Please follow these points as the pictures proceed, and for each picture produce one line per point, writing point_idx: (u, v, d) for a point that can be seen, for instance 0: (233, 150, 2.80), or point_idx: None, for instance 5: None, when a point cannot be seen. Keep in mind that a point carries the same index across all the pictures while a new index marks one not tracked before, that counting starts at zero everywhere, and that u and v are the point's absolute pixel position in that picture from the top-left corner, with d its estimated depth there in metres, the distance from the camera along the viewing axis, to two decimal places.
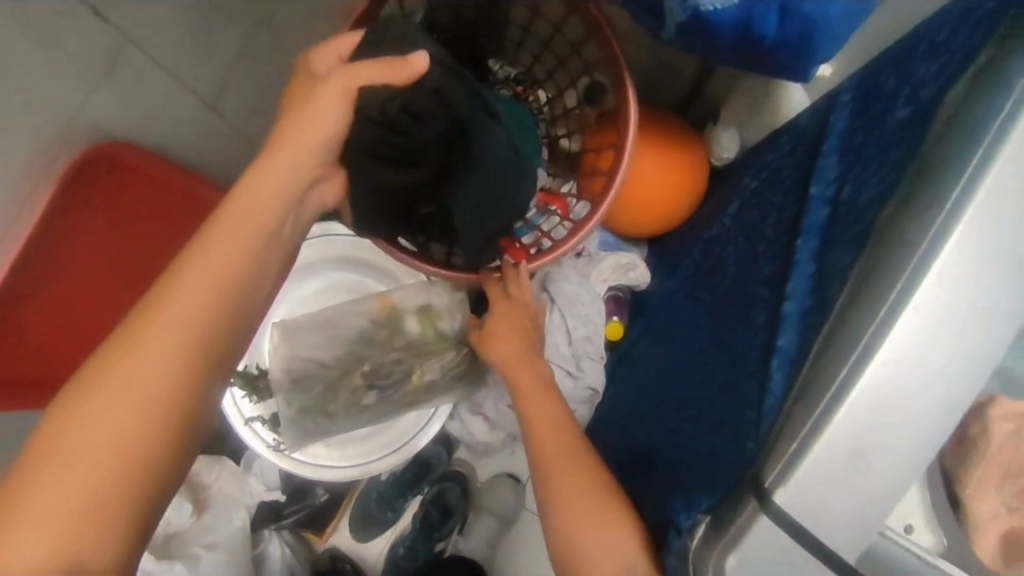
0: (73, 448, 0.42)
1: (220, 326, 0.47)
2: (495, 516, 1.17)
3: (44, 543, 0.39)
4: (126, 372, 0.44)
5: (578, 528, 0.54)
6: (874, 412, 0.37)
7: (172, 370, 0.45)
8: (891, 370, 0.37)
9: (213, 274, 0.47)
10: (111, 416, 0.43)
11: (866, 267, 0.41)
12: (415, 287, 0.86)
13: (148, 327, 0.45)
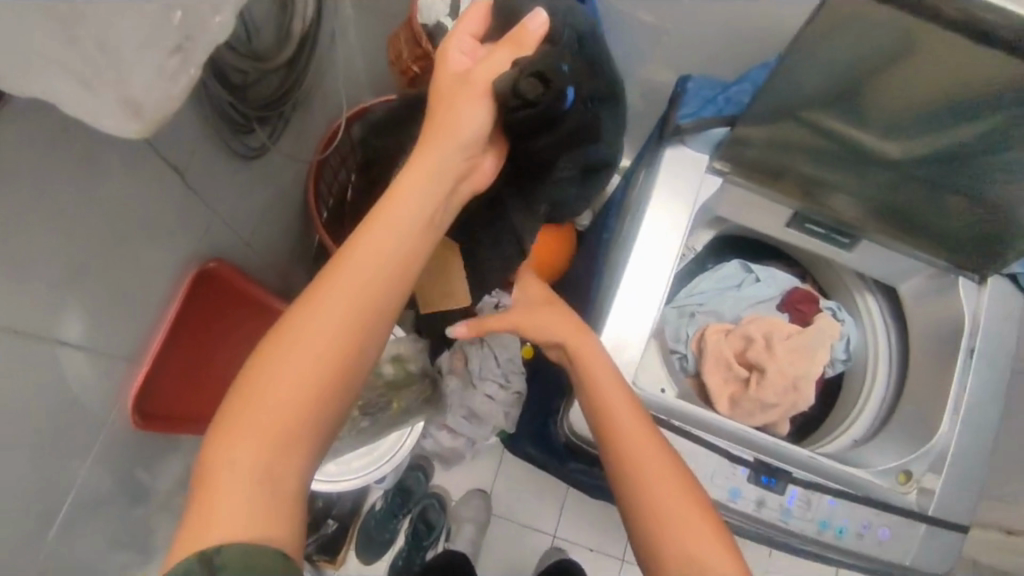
0: (265, 394, 0.54)
1: (387, 298, 0.60)
2: (472, 522, 1.48)
3: (244, 462, 0.53)
4: (308, 337, 0.56)
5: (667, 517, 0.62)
6: (617, 331, 0.79)
7: (340, 339, 0.57)
8: (620, 311, 0.79)
9: (367, 273, 0.59)
10: (292, 373, 0.56)
11: (614, 271, 0.86)
12: (388, 343, 1.24)
13: (325, 300, 0.58)
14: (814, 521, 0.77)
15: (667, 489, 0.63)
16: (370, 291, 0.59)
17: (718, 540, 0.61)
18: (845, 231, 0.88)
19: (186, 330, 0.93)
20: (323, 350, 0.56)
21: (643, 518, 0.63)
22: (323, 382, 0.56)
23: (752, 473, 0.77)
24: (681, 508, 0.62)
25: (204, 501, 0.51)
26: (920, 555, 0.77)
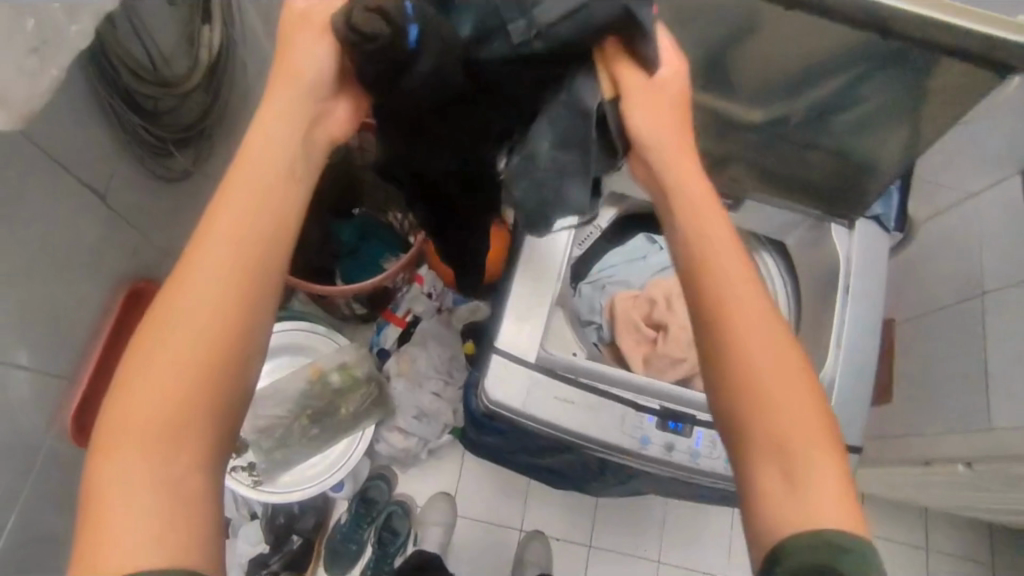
0: (147, 377, 0.50)
1: (262, 254, 0.55)
2: (438, 524, 1.50)
3: (136, 452, 0.48)
4: (184, 311, 0.52)
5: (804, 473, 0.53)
6: (520, 302, 0.85)
7: (216, 306, 0.53)
8: (522, 284, 0.86)
9: (236, 234, 0.55)
10: (170, 357, 0.51)
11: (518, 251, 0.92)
12: (333, 353, 1.30)
13: (192, 268, 0.53)
14: (720, 458, 0.83)
15: (791, 391, 0.56)
16: (244, 256, 0.54)
17: (826, 461, 0.54)
18: (728, 196, 0.96)
19: (122, 348, 0.99)
20: (202, 326, 0.52)
21: (752, 415, 0.56)
22: (210, 361, 0.51)
23: (660, 419, 0.83)
24: (788, 416, 0.55)
25: (96, 502, 0.47)
26: None
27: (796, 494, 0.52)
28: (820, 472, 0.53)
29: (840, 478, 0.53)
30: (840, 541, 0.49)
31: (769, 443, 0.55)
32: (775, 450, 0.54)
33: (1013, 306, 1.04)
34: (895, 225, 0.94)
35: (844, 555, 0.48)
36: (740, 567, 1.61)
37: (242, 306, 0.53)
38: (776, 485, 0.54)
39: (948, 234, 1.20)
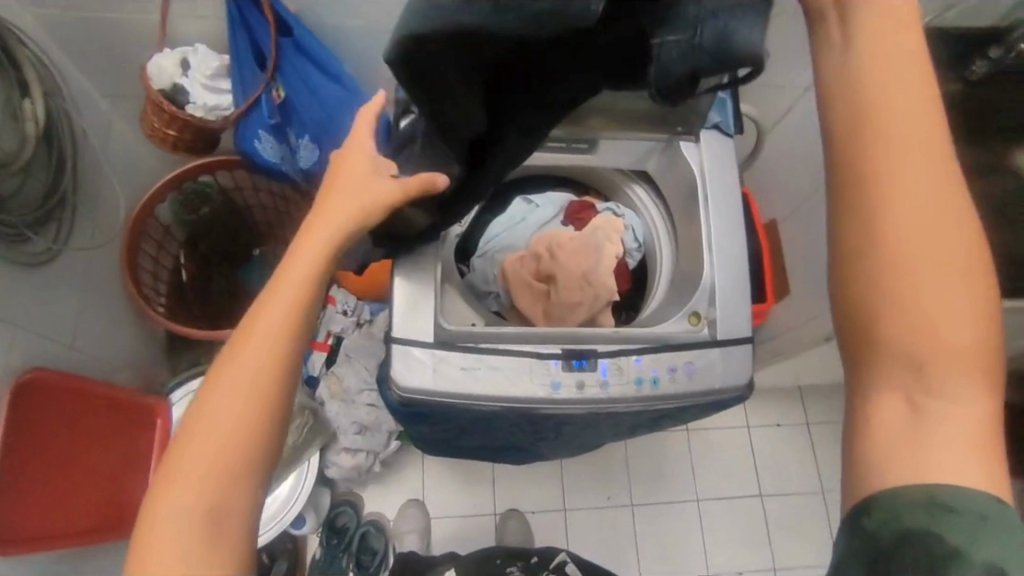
0: (190, 466, 0.58)
1: (280, 351, 0.62)
2: (413, 531, 1.52)
3: (183, 499, 0.57)
4: (228, 381, 0.61)
5: (936, 425, 0.50)
6: (403, 292, 0.87)
7: (258, 379, 0.61)
8: (402, 277, 0.88)
9: (278, 321, 0.63)
10: (217, 421, 0.59)
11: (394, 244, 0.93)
12: None
13: (228, 365, 0.61)
14: (629, 382, 0.88)
15: (953, 314, 0.49)
16: (281, 341, 0.63)
17: (971, 400, 0.50)
18: (578, 139, 1.02)
19: (38, 432, 0.99)
20: (242, 396, 0.60)
21: (885, 342, 0.52)
22: (247, 426, 0.60)
23: (564, 361, 0.87)
24: (947, 346, 0.50)
25: (145, 535, 0.57)
26: (723, 375, 0.90)
27: (916, 442, 0.50)
28: (960, 413, 0.50)
29: (979, 426, 0.50)
30: (953, 505, 0.47)
31: (907, 369, 0.51)
32: (913, 371, 0.51)
33: None
34: (735, 129, 1.02)
35: (952, 517, 0.47)
36: (709, 488, 1.68)
37: (279, 383, 0.62)
38: (897, 421, 0.52)
39: (795, 129, 1.29)
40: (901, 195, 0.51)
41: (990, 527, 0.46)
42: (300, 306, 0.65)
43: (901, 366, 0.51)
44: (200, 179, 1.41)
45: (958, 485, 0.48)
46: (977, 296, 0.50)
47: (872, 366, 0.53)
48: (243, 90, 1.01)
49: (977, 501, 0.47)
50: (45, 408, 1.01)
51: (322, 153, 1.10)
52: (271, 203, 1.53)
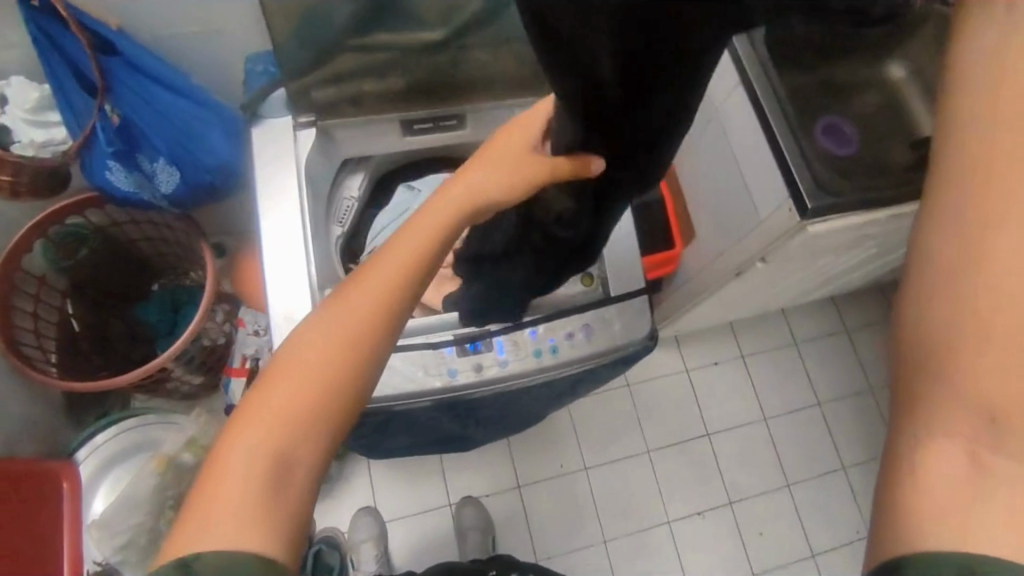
0: (247, 463, 0.51)
1: (368, 360, 0.56)
2: (367, 539, 1.48)
3: (245, 468, 0.51)
4: (314, 353, 0.55)
5: (994, 486, 0.44)
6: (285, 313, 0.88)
7: (339, 352, 0.55)
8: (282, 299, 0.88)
9: (377, 295, 0.57)
10: (292, 394, 0.53)
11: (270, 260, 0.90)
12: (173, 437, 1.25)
13: (314, 354, 0.55)
14: (528, 355, 0.87)
15: (1014, 380, 0.45)
16: (370, 325, 0.56)
17: None
18: (447, 114, 0.99)
19: None
20: (326, 370, 0.54)
21: (968, 385, 0.46)
22: (322, 405, 0.54)
23: (457, 346, 0.86)
24: (1018, 396, 0.45)
25: (201, 497, 0.51)
26: (623, 329, 0.89)
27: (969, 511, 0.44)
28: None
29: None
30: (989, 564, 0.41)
31: (979, 418, 0.45)
32: (985, 427, 0.45)
33: (739, 114, 1.12)
34: None
35: None
36: (657, 438, 1.70)
37: (358, 363, 0.55)
38: (952, 477, 0.45)
39: None
40: (1002, 243, 0.45)
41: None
42: (402, 285, 0.58)
43: (971, 414, 0.46)
44: (70, 222, 1.31)
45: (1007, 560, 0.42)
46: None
47: (927, 418, 0.48)
48: (79, 126, 0.94)
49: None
50: None
51: (183, 174, 1.04)
52: (159, 233, 1.45)
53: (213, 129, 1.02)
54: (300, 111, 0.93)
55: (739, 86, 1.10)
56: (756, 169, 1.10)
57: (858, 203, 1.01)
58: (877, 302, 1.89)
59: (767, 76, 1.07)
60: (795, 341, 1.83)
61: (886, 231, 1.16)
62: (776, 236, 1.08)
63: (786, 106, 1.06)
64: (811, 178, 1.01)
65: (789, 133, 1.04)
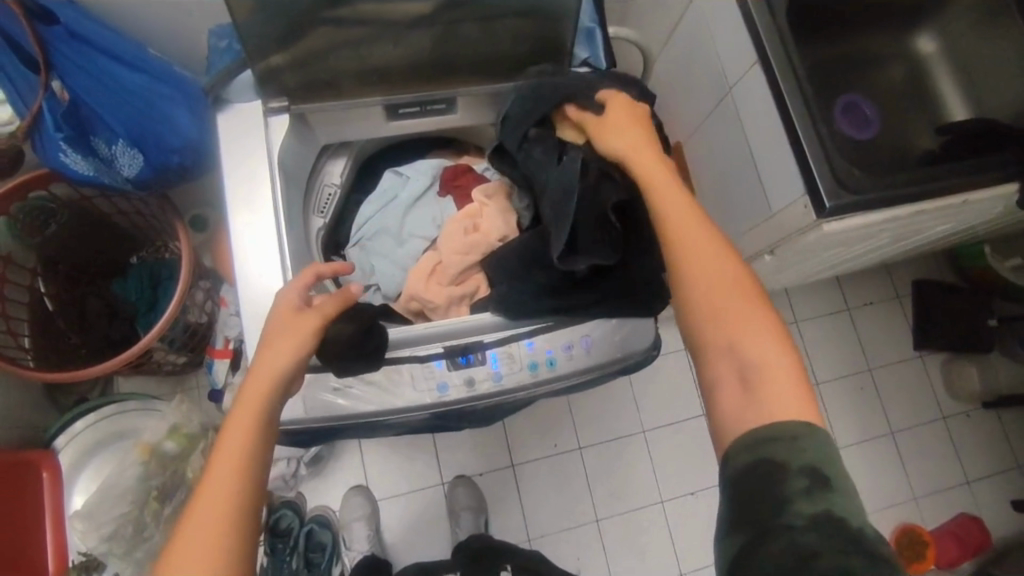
0: (197, 521, 0.55)
1: (259, 465, 0.59)
2: (360, 519, 1.47)
3: None
4: (211, 486, 0.56)
5: (760, 365, 0.60)
6: (260, 318, 0.81)
7: (235, 474, 0.57)
8: (258, 299, 0.81)
9: (249, 419, 0.61)
10: (203, 527, 0.54)
11: (242, 257, 0.82)
12: (156, 425, 1.19)
13: (217, 469, 0.57)
14: (524, 368, 0.82)
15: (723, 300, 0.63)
16: (254, 436, 0.60)
17: (777, 355, 0.60)
18: (436, 99, 0.90)
19: None
20: (230, 490, 0.56)
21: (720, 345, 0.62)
22: (233, 521, 0.55)
23: (448, 359, 0.80)
24: (734, 318, 0.62)
25: None
26: (626, 341, 0.84)
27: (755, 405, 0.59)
28: (770, 361, 0.60)
29: (794, 373, 0.59)
30: (776, 432, 0.56)
31: (724, 351, 0.61)
32: (729, 351, 0.61)
33: (751, 89, 1.08)
34: (607, 62, 0.91)
35: (776, 443, 0.55)
36: (654, 417, 1.67)
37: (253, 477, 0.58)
38: (733, 396, 0.60)
39: (690, 44, 1.20)
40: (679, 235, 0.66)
41: (806, 447, 0.55)
42: (266, 404, 0.63)
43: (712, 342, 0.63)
44: (34, 196, 1.22)
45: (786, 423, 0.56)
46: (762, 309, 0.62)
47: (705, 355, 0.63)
48: (22, 101, 0.85)
49: (798, 436, 0.55)
50: None
51: (147, 157, 0.94)
52: (131, 207, 1.34)
53: (176, 104, 0.92)
54: (269, 96, 0.84)
55: (756, 65, 1.05)
56: (773, 161, 1.06)
57: (875, 202, 0.98)
58: (879, 281, 1.87)
59: (786, 55, 1.02)
60: (794, 320, 1.81)
61: (902, 225, 1.10)
62: (788, 230, 1.06)
63: (806, 90, 1.01)
64: (831, 173, 0.97)
65: (807, 124, 0.99)
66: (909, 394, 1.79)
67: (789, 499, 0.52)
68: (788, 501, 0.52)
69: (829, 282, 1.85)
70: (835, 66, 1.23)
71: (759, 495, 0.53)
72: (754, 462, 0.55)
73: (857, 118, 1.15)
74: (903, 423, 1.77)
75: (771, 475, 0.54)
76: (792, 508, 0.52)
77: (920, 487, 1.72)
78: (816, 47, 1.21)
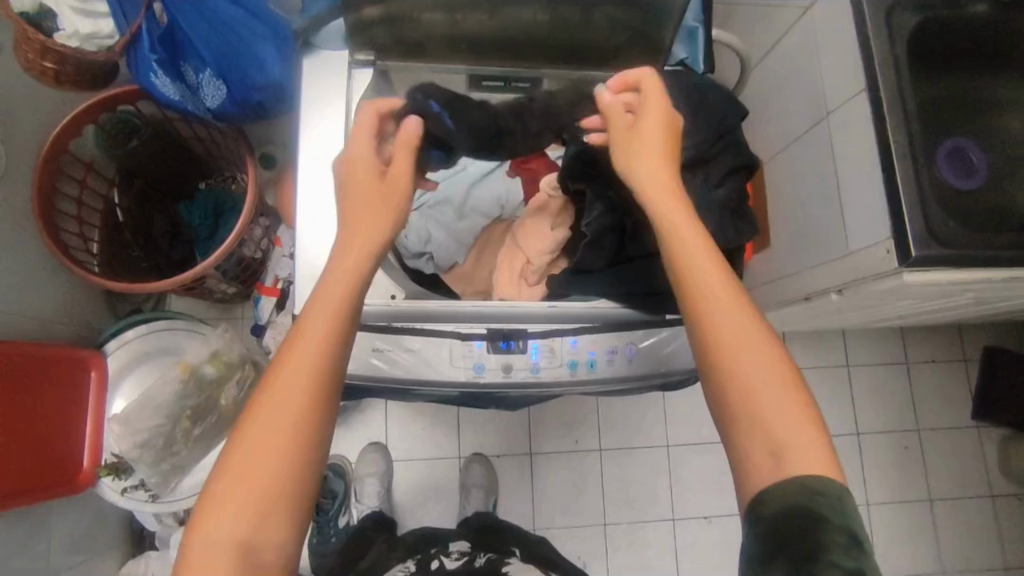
0: (261, 426, 0.53)
1: (334, 369, 0.56)
2: (373, 476, 1.49)
3: (231, 519, 0.52)
4: (279, 391, 0.54)
5: (792, 446, 0.55)
6: (308, 269, 0.82)
7: (305, 380, 0.55)
8: (309, 252, 0.82)
9: (328, 320, 0.56)
10: (264, 433, 0.53)
11: (304, 205, 0.82)
12: (201, 347, 1.23)
13: (288, 373, 0.54)
14: (563, 365, 0.80)
15: (769, 364, 0.56)
16: (330, 340, 0.56)
17: (811, 442, 0.55)
18: (523, 77, 0.88)
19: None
20: (296, 399, 0.54)
21: (720, 376, 0.57)
22: (296, 434, 0.54)
23: (489, 342, 0.80)
24: (771, 390, 0.56)
25: (188, 552, 0.52)
26: (673, 360, 0.82)
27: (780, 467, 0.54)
28: (804, 447, 0.54)
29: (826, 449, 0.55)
30: (824, 489, 0.53)
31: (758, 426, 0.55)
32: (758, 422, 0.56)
33: (853, 118, 1.01)
34: (706, 65, 0.86)
35: (823, 497, 0.52)
36: (681, 434, 1.63)
37: (325, 387, 0.56)
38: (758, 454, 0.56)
39: (794, 59, 1.14)
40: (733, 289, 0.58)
41: (847, 511, 0.52)
42: (341, 309, 0.57)
43: (731, 407, 0.57)
44: (122, 110, 1.25)
45: (832, 485, 0.53)
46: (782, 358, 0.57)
47: (731, 422, 0.57)
48: (126, 18, 0.87)
49: (840, 498, 0.53)
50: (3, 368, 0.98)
51: (230, 90, 0.95)
52: (210, 137, 1.38)
53: (265, 44, 0.93)
54: (357, 48, 0.83)
55: (864, 93, 0.98)
56: (862, 196, 0.99)
57: (969, 259, 0.91)
58: (946, 340, 1.76)
59: (898, 86, 0.95)
60: (847, 364, 1.73)
61: (987, 288, 1.02)
62: (862, 273, 1.01)
63: (911, 128, 0.94)
64: (923, 221, 0.91)
65: (908, 163, 0.93)
66: (955, 463, 1.70)
67: (827, 543, 0.50)
68: (825, 550, 0.50)
69: (892, 331, 1.75)
70: (948, 107, 1.14)
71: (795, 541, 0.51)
72: (798, 510, 0.52)
73: (961, 167, 1.06)
74: (943, 490, 1.68)
75: (811, 523, 0.51)
76: (828, 559, 0.49)
77: (947, 560, 1.64)
78: (931, 82, 1.12)
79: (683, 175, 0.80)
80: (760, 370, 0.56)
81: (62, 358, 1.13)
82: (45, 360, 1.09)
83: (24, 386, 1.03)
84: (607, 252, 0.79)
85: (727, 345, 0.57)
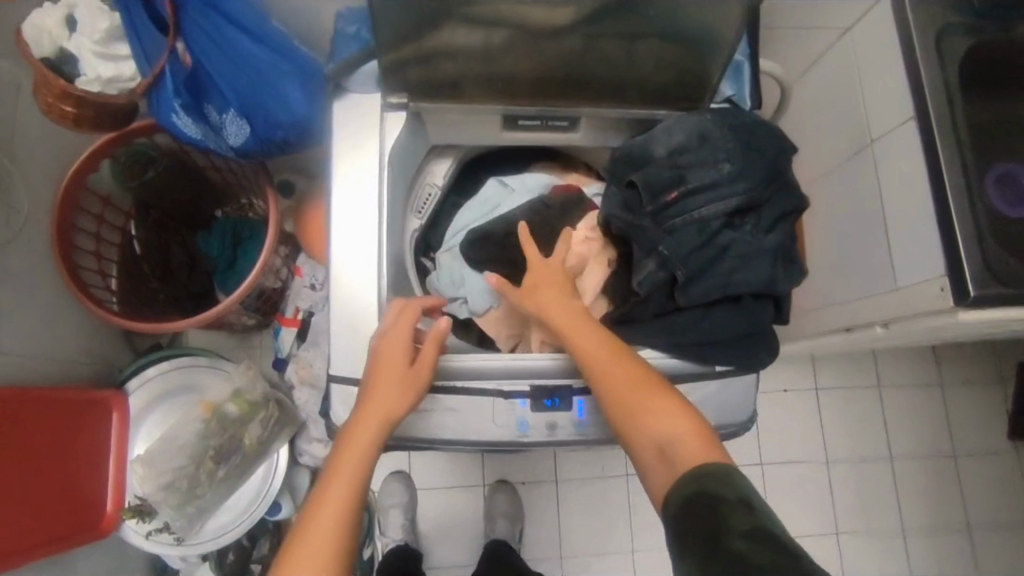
0: (308, 539, 0.63)
1: (364, 486, 0.67)
2: (398, 506, 1.46)
3: None
4: (322, 508, 0.64)
5: (685, 456, 0.66)
6: (341, 319, 0.79)
7: (343, 499, 0.65)
8: (341, 303, 0.79)
9: (362, 447, 0.68)
10: (311, 543, 0.62)
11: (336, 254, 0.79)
12: (223, 385, 1.22)
13: (329, 493, 0.65)
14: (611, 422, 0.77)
15: (653, 408, 0.69)
16: (363, 465, 0.68)
17: (690, 444, 0.66)
18: (560, 116, 0.84)
19: (22, 440, 0.95)
20: (334, 512, 0.64)
21: (632, 434, 0.69)
22: (338, 544, 0.63)
23: (533, 399, 0.76)
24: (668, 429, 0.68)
25: None
26: (717, 412, 0.81)
27: (673, 466, 0.66)
28: (690, 451, 0.66)
29: (704, 440, 0.67)
30: (707, 472, 0.63)
31: (655, 451, 0.68)
32: (659, 453, 0.67)
33: (901, 146, 0.97)
34: (753, 101, 0.83)
35: (706, 477, 0.62)
36: None
37: (359, 502, 0.66)
38: (655, 464, 0.68)
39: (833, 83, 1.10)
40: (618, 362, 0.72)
41: (734, 483, 0.61)
42: (374, 438, 0.69)
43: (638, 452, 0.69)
44: (138, 142, 1.23)
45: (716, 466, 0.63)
46: (674, 402, 0.69)
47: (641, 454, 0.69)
48: (148, 60, 0.83)
49: (723, 474, 0.63)
50: (27, 414, 0.97)
51: (253, 128, 0.91)
52: (227, 165, 1.34)
53: (290, 81, 0.88)
54: (390, 91, 0.80)
55: (912, 121, 0.94)
56: (912, 227, 0.95)
57: None
58: (979, 358, 1.71)
59: (949, 114, 0.91)
60: (877, 384, 1.69)
61: None
62: (913, 307, 0.97)
63: (965, 158, 0.90)
64: (981, 256, 0.87)
65: (963, 195, 0.89)
66: (991, 484, 1.65)
67: (729, 524, 0.57)
68: (726, 521, 0.58)
69: (923, 348, 1.70)
70: (994, 130, 1.10)
71: (699, 523, 0.59)
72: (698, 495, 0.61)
73: (1012, 193, 1.02)
74: (981, 514, 1.64)
75: (712, 505, 0.60)
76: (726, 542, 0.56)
77: None
78: (977, 105, 1.08)
79: (733, 220, 0.76)
80: (648, 409, 0.69)
81: (85, 400, 1.11)
82: (69, 403, 1.07)
83: (47, 431, 1.01)
84: (657, 302, 0.79)
85: (621, 408, 0.70)
